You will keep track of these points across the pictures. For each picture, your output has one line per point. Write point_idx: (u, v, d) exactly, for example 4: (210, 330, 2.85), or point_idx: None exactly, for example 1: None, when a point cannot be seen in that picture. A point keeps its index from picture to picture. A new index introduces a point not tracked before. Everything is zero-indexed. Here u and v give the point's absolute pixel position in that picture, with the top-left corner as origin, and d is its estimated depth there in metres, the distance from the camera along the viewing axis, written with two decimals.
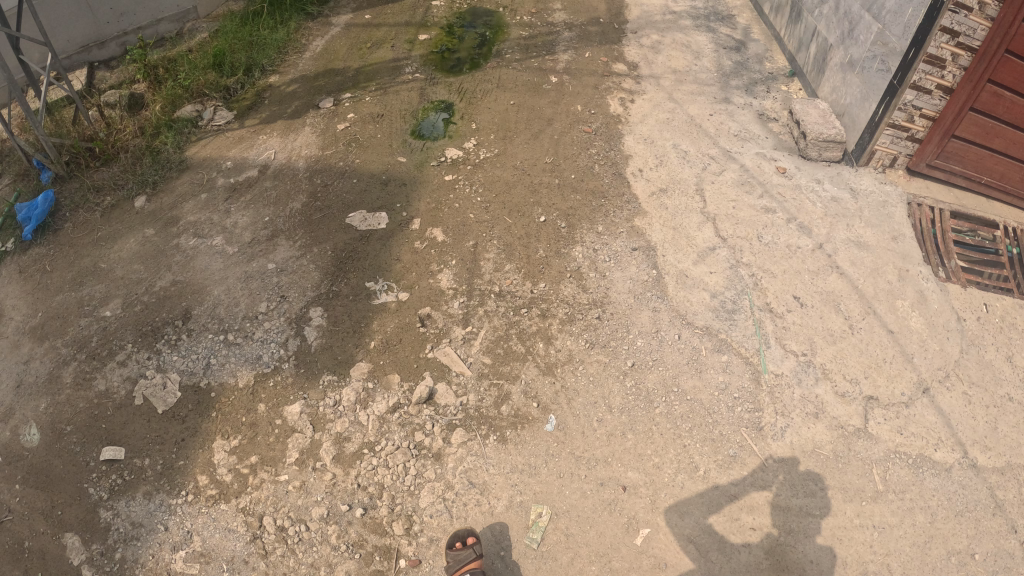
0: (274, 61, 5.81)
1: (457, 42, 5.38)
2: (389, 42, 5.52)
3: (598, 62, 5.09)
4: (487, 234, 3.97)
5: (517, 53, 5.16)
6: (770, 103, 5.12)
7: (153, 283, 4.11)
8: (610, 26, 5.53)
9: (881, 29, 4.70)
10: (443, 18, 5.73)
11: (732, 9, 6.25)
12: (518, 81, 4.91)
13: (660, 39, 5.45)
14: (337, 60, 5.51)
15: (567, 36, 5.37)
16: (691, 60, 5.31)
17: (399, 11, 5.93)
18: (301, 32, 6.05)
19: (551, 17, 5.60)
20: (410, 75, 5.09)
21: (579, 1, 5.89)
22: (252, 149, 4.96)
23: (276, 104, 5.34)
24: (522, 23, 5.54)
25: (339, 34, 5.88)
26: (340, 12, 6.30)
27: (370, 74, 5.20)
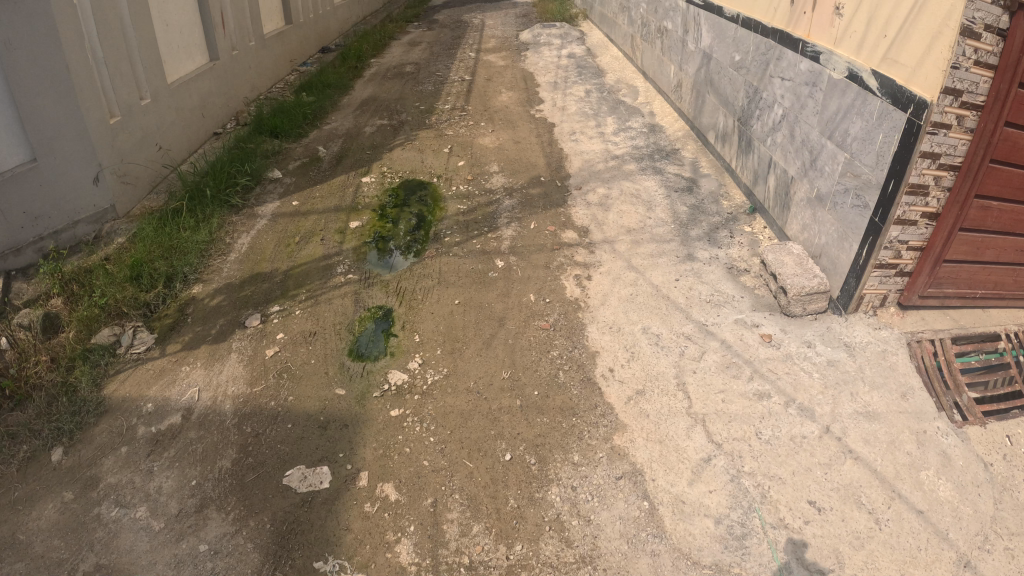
0: (199, 264, 5.11)
1: (391, 228, 5.02)
2: (320, 231, 5.14)
3: (545, 234, 4.79)
4: (447, 481, 3.37)
5: (457, 234, 4.86)
6: (738, 251, 4.80)
7: (74, 568, 3.14)
8: (553, 184, 5.37)
9: (850, 158, 4.22)
10: (375, 197, 5.42)
11: (676, 142, 6.30)
12: (460, 271, 4.54)
13: (609, 189, 5.29)
14: (264, 262, 5.02)
15: (508, 204, 5.15)
16: (643, 213, 5.02)
17: (328, 192, 5.63)
18: (227, 228, 5.51)
19: (490, 182, 5.43)
20: (343, 277, 4.62)
21: (516, 159, 5.78)
22: (173, 385, 4.09)
23: (199, 323, 4.58)
24: (459, 195, 5.30)
25: (264, 228, 5.43)
26: (266, 199, 5.85)
27: (299, 278, 4.72)
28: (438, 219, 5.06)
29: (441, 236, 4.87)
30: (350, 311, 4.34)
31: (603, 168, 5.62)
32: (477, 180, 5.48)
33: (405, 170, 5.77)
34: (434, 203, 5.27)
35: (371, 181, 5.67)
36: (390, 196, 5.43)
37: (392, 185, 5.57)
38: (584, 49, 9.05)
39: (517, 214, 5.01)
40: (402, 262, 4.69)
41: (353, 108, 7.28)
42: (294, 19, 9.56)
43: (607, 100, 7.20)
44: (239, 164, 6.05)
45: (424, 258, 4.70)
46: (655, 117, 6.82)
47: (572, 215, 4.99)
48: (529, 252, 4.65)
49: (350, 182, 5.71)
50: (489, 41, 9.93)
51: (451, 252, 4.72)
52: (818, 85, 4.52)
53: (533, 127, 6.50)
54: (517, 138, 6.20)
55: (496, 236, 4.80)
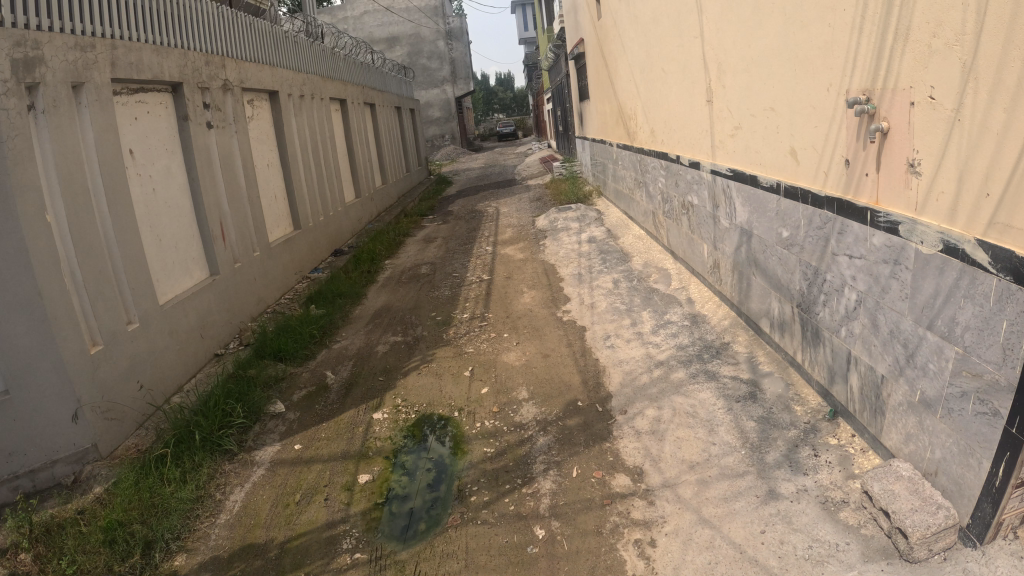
0: (182, 526, 4.16)
1: (404, 479, 4.55)
2: (324, 482, 4.50)
3: (587, 481, 4.40)
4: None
5: (484, 488, 4.42)
6: (829, 475, 3.97)
7: None
8: (593, 408, 5.15)
9: (964, 352, 3.13)
10: (387, 438, 4.94)
11: (725, 335, 5.55)
12: (481, 539, 3.99)
13: (660, 410, 4.93)
14: (259, 523, 4.18)
15: (543, 441, 4.87)
16: (706, 438, 4.52)
17: (335, 431, 4.99)
18: (217, 478, 4.59)
19: (519, 413, 5.18)
20: (348, 560, 3.88)
21: (546, 377, 5.60)
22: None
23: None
24: (485, 435, 4.96)
25: (262, 479, 4.56)
26: (266, 441, 4.96)
27: (297, 555, 3.94)
28: (461, 469, 4.63)
29: (464, 494, 4.40)
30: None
31: (648, 385, 5.28)
32: (505, 418, 5.13)
33: (422, 402, 5.37)
34: (456, 444, 4.90)
35: (386, 419, 5.16)
36: (406, 437, 4.97)
37: (406, 426, 5.08)
38: (605, 230, 8.57)
39: (558, 457, 4.65)
40: (431, 529, 4.11)
41: (364, 322, 6.66)
42: (303, 223, 9.22)
43: (638, 291, 6.60)
44: (234, 397, 5.19)
45: (445, 529, 4.10)
46: (695, 305, 6.13)
47: (620, 452, 4.63)
48: (571, 508, 4.17)
49: (361, 418, 5.16)
50: (505, 231, 9.51)
51: (478, 518, 4.16)
52: (902, 263, 3.41)
53: (563, 333, 6.22)
54: (545, 351, 5.95)
55: (533, 488, 4.39)
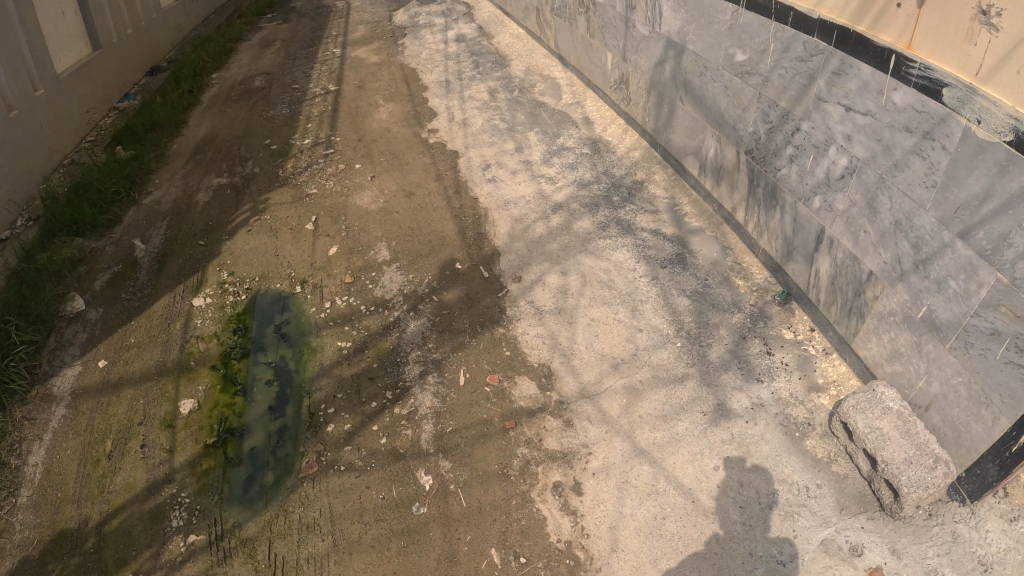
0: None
1: (241, 404, 3.63)
2: (139, 418, 3.54)
3: (482, 394, 3.52)
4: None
5: (341, 407, 3.55)
6: (787, 385, 3.31)
7: None
8: (477, 276, 4.07)
9: (1010, 285, 2.30)
10: (214, 337, 3.86)
11: (633, 171, 4.49)
12: (354, 498, 3.23)
13: (566, 278, 3.96)
14: (68, 497, 3.30)
15: (415, 329, 3.86)
16: (629, 321, 3.69)
17: (146, 332, 3.85)
18: (9, 434, 3.44)
19: (382, 287, 4.08)
20: (183, 547, 3.16)
21: (414, 225, 4.41)
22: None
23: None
24: (336, 321, 3.94)
25: (65, 426, 3.50)
26: (65, 364, 3.72)
27: (119, 544, 3.18)
28: (310, 381, 3.69)
29: (320, 421, 3.52)
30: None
31: (547, 239, 4.19)
32: (369, 298, 4.03)
33: (254, 276, 4.15)
34: (301, 337, 3.89)
35: (210, 306, 4.00)
36: (237, 332, 3.90)
37: (236, 315, 3.98)
38: (476, 26, 7.12)
39: (438, 355, 3.71)
40: (278, 485, 3.33)
41: (181, 160, 5.07)
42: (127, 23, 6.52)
43: (522, 104, 5.29)
44: (14, 309, 3.76)
45: (297, 485, 3.31)
46: (594, 128, 4.93)
47: (520, 344, 3.71)
48: (465, 437, 3.37)
49: (178, 309, 3.97)
50: (356, 27, 7.85)
51: (340, 462, 3.35)
52: (938, 139, 2.48)
53: (429, 160, 4.87)
54: (406, 187, 4.66)
55: (409, 409, 3.50)
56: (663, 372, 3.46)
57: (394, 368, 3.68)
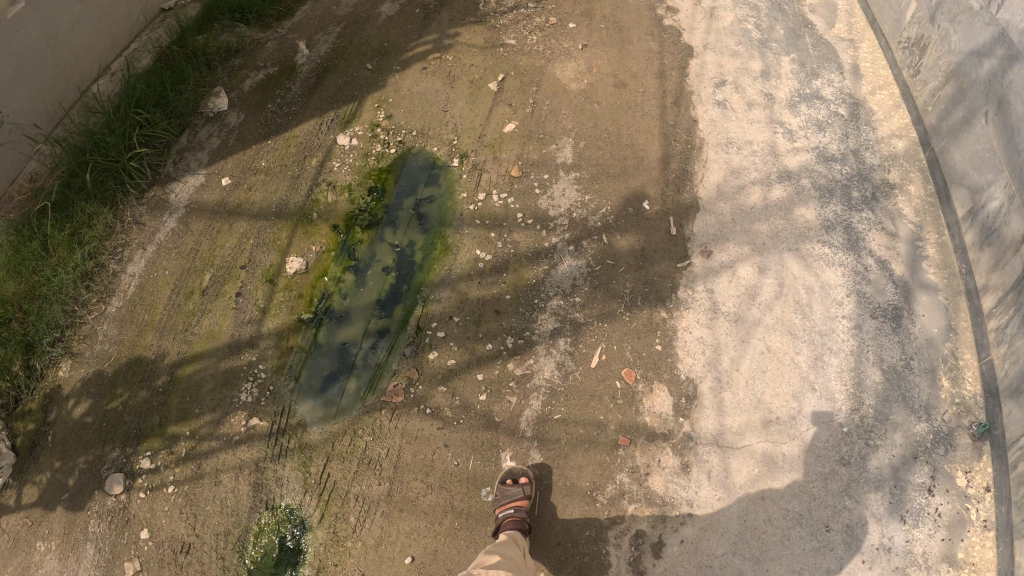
0: (67, 317, 3.18)
1: (350, 284, 3.32)
2: (243, 260, 3.33)
3: (609, 389, 3.04)
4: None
5: (454, 330, 3.18)
6: (926, 540, 2.73)
7: None
8: (662, 230, 3.40)
9: None
10: (346, 191, 3.54)
11: (890, 167, 3.58)
12: (428, 452, 2.97)
13: (760, 277, 3.27)
14: (154, 324, 3.20)
15: (570, 267, 3.31)
16: (806, 373, 3.04)
17: (279, 158, 3.59)
18: (117, 234, 3.36)
19: (553, 193, 3.51)
20: (243, 427, 3.04)
21: (610, 127, 3.74)
22: (29, 565, 2.92)
23: (57, 453, 3.02)
24: (484, 222, 3.45)
25: (169, 241, 3.36)
26: (189, 169, 3.55)
27: (185, 396, 3.09)
28: (429, 286, 3.29)
29: (424, 342, 3.17)
30: (245, 510, 2.95)
31: (759, 214, 3.44)
32: (531, 208, 3.48)
33: (412, 130, 3.73)
34: (438, 227, 3.46)
35: (354, 150, 3.66)
36: (372, 195, 3.54)
37: (377, 173, 3.61)
38: None
39: (579, 318, 3.19)
40: (356, 397, 3.08)
41: None
42: None
43: (788, 16, 4.20)
44: (153, 99, 3.58)
45: (376, 409, 3.05)
46: (860, 82, 3.90)
47: (676, 342, 3.12)
48: (568, 434, 2.97)
49: (319, 141, 3.67)
50: None
51: (428, 403, 3.04)
52: None
53: (656, 46, 4.07)
54: (618, 73, 3.93)
55: (524, 371, 3.08)
56: (812, 457, 2.88)
57: (527, 311, 3.21)
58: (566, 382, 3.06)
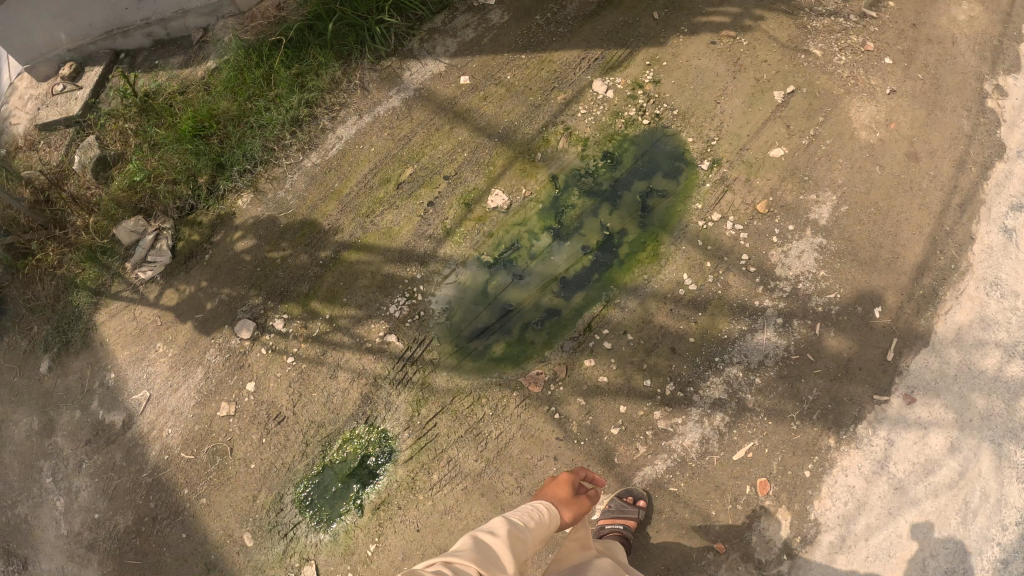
0: (263, 153, 3.50)
1: (542, 247, 3.26)
2: (450, 173, 3.38)
3: (736, 488, 2.91)
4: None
5: (619, 348, 3.08)
6: None
7: None
8: (877, 352, 3.01)
9: None
10: (580, 144, 3.38)
11: None
12: (535, 454, 3.01)
13: (946, 456, 2.86)
14: (339, 195, 3.42)
15: (770, 341, 3.04)
16: None
17: (529, 78, 3.51)
18: (337, 90, 3.57)
19: (787, 254, 3.13)
20: (379, 339, 3.20)
21: (881, 200, 3.17)
22: (144, 358, 3.37)
23: (206, 273, 3.41)
24: (706, 247, 3.16)
25: (387, 119, 3.52)
26: (429, 53, 3.62)
27: (341, 279, 3.30)
28: (619, 289, 3.14)
29: (585, 346, 3.10)
30: (346, 414, 3.14)
31: (984, 384, 2.92)
32: (760, 255, 3.14)
33: (674, 107, 3.40)
34: (658, 227, 3.22)
35: (605, 103, 3.43)
36: (603, 160, 3.35)
37: (619, 138, 3.38)
38: None
39: (748, 400, 2.99)
40: (498, 364, 3.12)
41: None
42: None
43: None
44: None
45: (510, 386, 3.08)
46: None
47: (828, 473, 2.90)
48: (675, 511, 2.93)
49: (574, 77, 3.49)
50: None
51: (560, 410, 3.04)
52: None
53: (974, 119, 3.30)
54: (915, 139, 3.26)
55: (669, 427, 2.99)
56: None
57: (702, 369, 3.04)
58: (700, 460, 2.95)
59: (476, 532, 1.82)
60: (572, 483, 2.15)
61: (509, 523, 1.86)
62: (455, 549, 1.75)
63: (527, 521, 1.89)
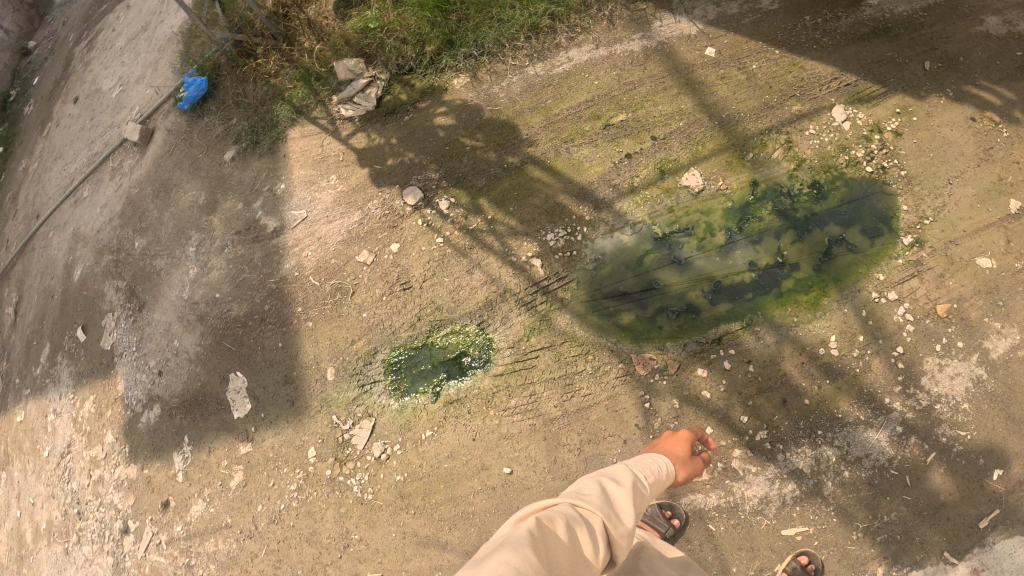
0: (492, 47, 3.65)
1: (714, 243, 3.23)
2: (658, 134, 3.37)
3: (767, 559, 2.91)
4: (201, 562, 3.33)
5: (733, 371, 3.06)
6: None
7: (69, 288, 4.03)
8: (971, 510, 2.84)
9: None
10: (794, 162, 3.28)
11: None
12: (609, 428, 3.07)
13: None
14: (548, 112, 3.50)
15: (878, 443, 2.94)
16: None
17: (774, 76, 3.40)
18: (582, 15, 3.64)
19: (941, 368, 2.98)
20: (525, 257, 3.29)
21: None
22: (315, 183, 3.64)
23: (399, 133, 3.64)
24: (868, 320, 3.05)
25: (621, 60, 3.54)
26: (683, 13, 3.60)
27: (516, 188, 3.41)
28: (765, 316, 3.09)
29: (706, 353, 3.09)
30: (466, 308, 3.28)
31: None
32: (916, 354, 3.00)
33: (904, 168, 3.21)
34: (832, 277, 3.11)
35: (837, 133, 3.29)
36: (809, 188, 3.24)
37: (834, 173, 3.25)
38: None
39: (827, 487, 2.94)
40: (622, 330, 3.17)
41: None
42: None
43: None
44: None
45: (620, 355, 3.13)
46: None
47: None
48: (702, 551, 2.96)
49: (817, 94, 3.35)
50: None
51: (651, 399, 3.07)
52: None
53: None
54: None
55: (744, 469, 2.99)
56: None
57: (800, 434, 2.99)
58: (749, 518, 2.96)
59: (599, 477, 1.77)
60: (685, 445, 2.34)
61: (631, 472, 1.84)
62: (582, 489, 1.67)
63: (648, 473, 1.92)
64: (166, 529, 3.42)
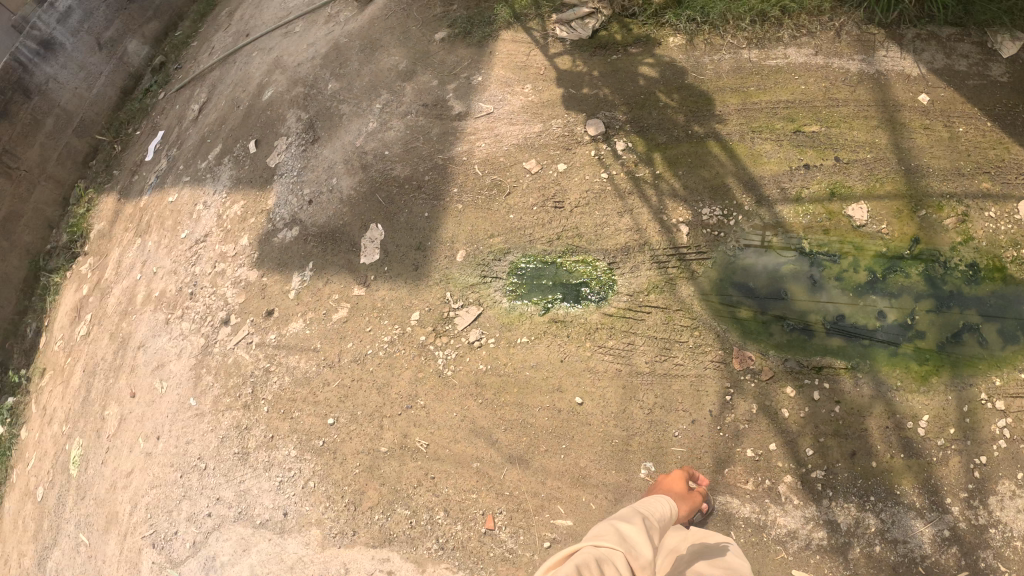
0: (715, 19, 3.81)
1: (853, 278, 3.32)
2: (843, 157, 3.45)
3: None
4: (281, 370, 3.67)
5: (817, 404, 3.15)
6: None
7: (259, 102, 4.45)
8: None
9: None
10: (962, 234, 3.30)
11: None
12: (685, 403, 3.22)
13: None
14: (748, 97, 3.63)
15: (922, 534, 2.96)
16: None
17: (978, 145, 3.41)
18: (811, 19, 3.74)
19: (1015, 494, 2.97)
20: (675, 220, 3.47)
21: None
22: (508, 86, 3.93)
23: (602, 70, 3.87)
24: (966, 416, 3.06)
25: (835, 74, 3.63)
26: (911, 52, 3.64)
27: (691, 156, 3.56)
28: (871, 366, 3.17)
29: (801, 376, 3.19)
30: (603, 245, 3.50)
31: None
32: (996, 471, 3.00)
33: None
34: (952, 358, 3.16)
35: (1015, 225, 3.29)
36: (966, 266, 3.27)
37: (997, 263, 3.26)
38: None
39: (853, 551, 2.99)
40: (735, 320, 3.31)
41: None
42: None
43: None
44: None
45: (722, 343, 3.28)
46: None
47: None
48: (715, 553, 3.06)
49: (1013, 179, 3.34)
50: None
51: (732, 393, 3.20)
52: None
53: None
54: None
55: (788, 497, 3.08)
56: None
57: (852, 491, 3.05)
58: (770, 543, 3.05)
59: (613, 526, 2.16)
60: (680, 482, 2.94)
61: (638, 522, 2.23)
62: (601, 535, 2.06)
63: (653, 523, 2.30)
64: (261, 332, 3.78)
